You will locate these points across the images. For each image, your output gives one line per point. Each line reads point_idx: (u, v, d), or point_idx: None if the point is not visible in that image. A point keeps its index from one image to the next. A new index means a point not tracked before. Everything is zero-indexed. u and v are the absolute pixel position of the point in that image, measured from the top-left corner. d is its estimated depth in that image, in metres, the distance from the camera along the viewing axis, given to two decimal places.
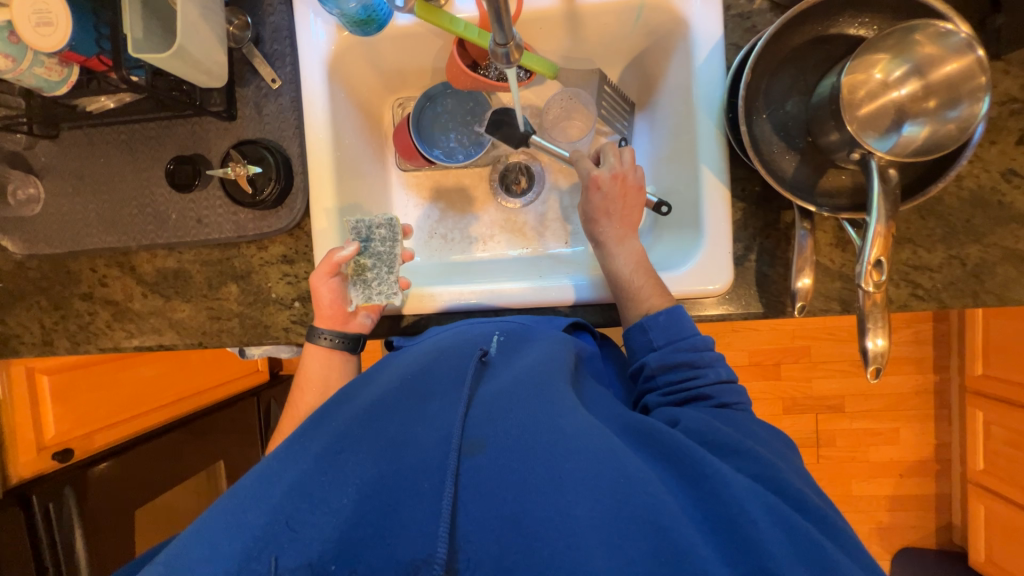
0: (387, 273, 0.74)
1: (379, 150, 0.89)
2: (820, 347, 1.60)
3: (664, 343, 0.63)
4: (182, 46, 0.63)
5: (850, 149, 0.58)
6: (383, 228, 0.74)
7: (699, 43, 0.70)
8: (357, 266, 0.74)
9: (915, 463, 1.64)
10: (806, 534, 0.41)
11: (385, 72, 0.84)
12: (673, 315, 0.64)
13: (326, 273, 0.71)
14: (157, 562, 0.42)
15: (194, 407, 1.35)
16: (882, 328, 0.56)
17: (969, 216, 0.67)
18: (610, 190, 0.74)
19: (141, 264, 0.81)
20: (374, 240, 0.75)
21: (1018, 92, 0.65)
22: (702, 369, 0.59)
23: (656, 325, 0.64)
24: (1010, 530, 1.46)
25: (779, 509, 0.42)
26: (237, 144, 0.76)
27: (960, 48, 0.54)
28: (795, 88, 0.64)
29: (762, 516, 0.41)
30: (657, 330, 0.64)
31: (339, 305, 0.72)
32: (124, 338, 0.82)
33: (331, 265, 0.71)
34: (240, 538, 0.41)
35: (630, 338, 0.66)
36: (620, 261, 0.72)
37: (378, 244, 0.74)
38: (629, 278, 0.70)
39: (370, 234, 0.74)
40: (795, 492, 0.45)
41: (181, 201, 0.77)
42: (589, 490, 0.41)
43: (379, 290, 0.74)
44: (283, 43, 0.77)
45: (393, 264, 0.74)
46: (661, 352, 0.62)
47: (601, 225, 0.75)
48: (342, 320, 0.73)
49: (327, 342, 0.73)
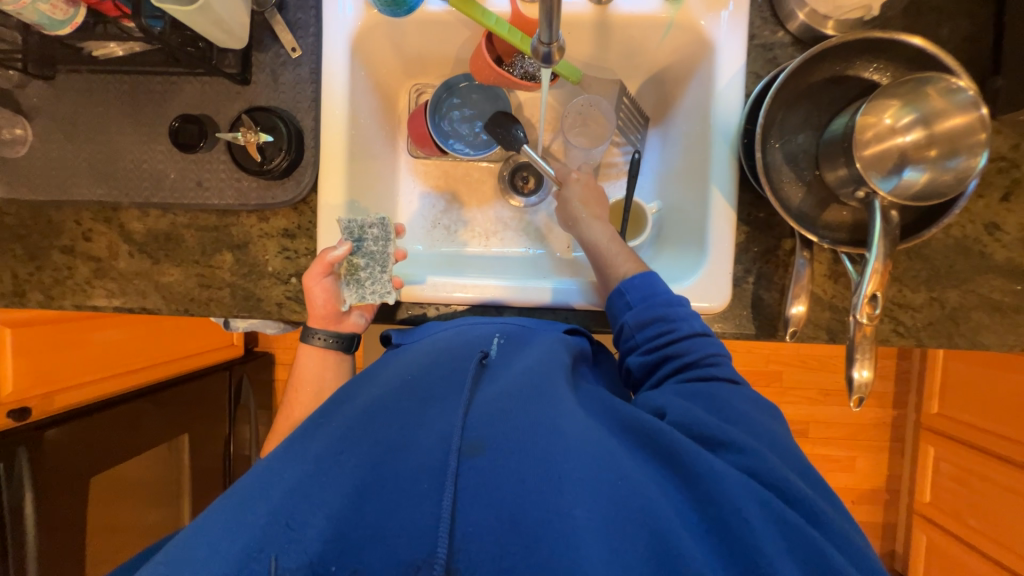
0: (381, 272, 0.72)
1: (391, 134, 0.87)
2: (792, 373, 1.66)
3: (640, 302, 0.65)
4: (208, 2, 0.61)
5: (856, 186, 0.61)
6: (375, 228, 0.73)
7: (722, 67, 0.72)
8: (349, 266, 0.73)
9: (867, 491, 1.73)
10: (797, 527, 0.42)
11: (407, 55, 0.83)
12: (647, 277, 0.67)
13: (320, 272, 0.71)
14: (157, 562, 0.41)
15: (155, 378, 1.31)
16: (868, 359, 0.59)
17: (952, 262, 0.71)
18: (584, 182, 0.80)
19: (130, 222, 0.78)
20: (366, 239, 0.73)
21: (1007, 151, 0.70)
22: (676, 324, 0.61)
23: (632, 287, 0.66)
24: (948, 560, 1.55)
25: (772, 505, 0.43)
26: (248, 109, 0.73)
27: (966, 105, 0.57)
28: (808, 123, 0.67)
29: (754, 514, 0.42)
30: (633, 291, 0.66)
31: (332, 305, 0.72)
32: (103, 298, 0.78)
33: (324, 265, 0.70)
34: (239, 539, 0.41)
35: (611, 304, 0.68)
36: (595, 231, 0.76)
37: (371, 243, 0.73)
38: (607, 247, 0.74)
39: (362, 233, 0.72)
40: (796, 494, 0.45)
41: (182, 161, 0.74)
42: (587, 492, 0.42)
43: (372, 290, 0.72)
44: (308, 12, 0.75)
45: (387, 263, 0.72)
46: (637, 311, 0.64)
47: (575, 207, 0.78)
48: (334, 319, 0.73)
49: (320, 343, 0.73)
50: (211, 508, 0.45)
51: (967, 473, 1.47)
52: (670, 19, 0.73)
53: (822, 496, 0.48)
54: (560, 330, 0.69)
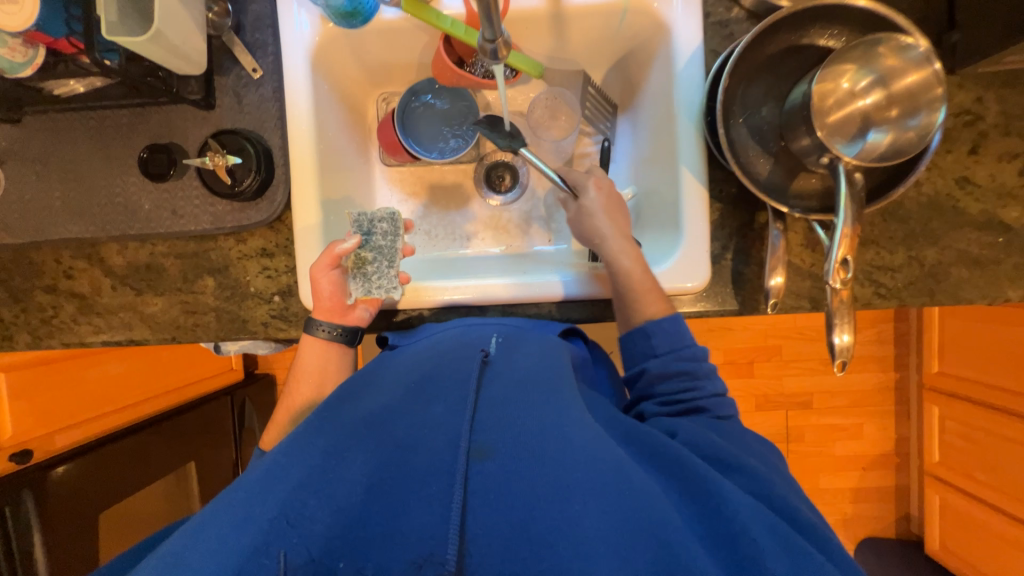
0: (387, 267, 0.73)
1: (363, 145, 0.88)
2: (791, 346, 1.66)
3: (666, 351, 0.64)
4: (159, 31, 0.61)
5: (820, 153, 0.61)
6: (385, 223, 0.73)
7: (680, 48, 0.72)
8: (357, 260, 0.73)
9: (877, 456, 1.73)
10: (805, 550, 0.42)
11: (369, 65, 0.83)
12: (676, 325, 0.65)
13: (327, 264, 0.70)
14: (157, 557, 0.42)
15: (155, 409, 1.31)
16: (847, 323, 0.59)
17: (927, 220, 0.71)
18: (607, 193, 0.73)
19: (110, 256, 0.78)
20: (375, 234, 0.74)
21: (970, 104, 0.70)
22: (701, 381, 0.62)
23: (660, 332, 0.64)
24: (961, 518, 1.55)
25: (781, 530, 0.43)
26: (216, 133, 0.74)
27: (920, 61, 0.57)
28: (770, 95, 0.67)
29: (764, 537, 0.42)
30: (660, 336, 0.64)
31: (339, 297, 0.71)
32: (90, 333, 0.79)
33: (333, 257, 0.70)
34: (249, 532, 0.41)
35: (631, 344, 0.67)
36: (624, 261, 0.69)
37: (380, 238, 0.73)
38: (634, 278, 0.68)
39: (371, 228, 0.73)
40: (799, 515, 0.46)
41: (154, 191, 0.75)
42: (595, 498, 0.43)
43: (379, 284, 0.73)
44: (265, 32, 0.75)
45: (394, 258, 0.73)
46: (662, 360, 0.64)
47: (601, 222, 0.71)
48: (341, 312, 0.72)
49: (325, 335, 0.72)
50: (222, 496, 0.47)
51: (973, 429, 1.48)
52: (625, 5, 0.73)
53: (799, 497, 0.52)
54: (553, 333, 0.70)
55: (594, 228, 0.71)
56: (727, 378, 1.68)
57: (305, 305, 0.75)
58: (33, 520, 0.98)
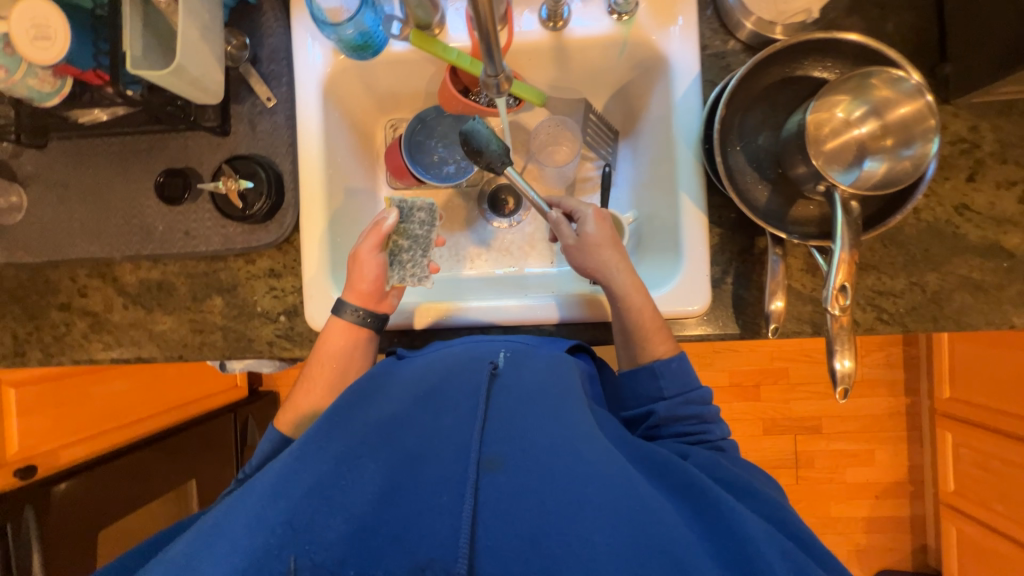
0: (421, 256, 0.76)
1: (370, 169, 0.91)
2: (798, 369, 1.64)
3: (674, 394, 0.64)
4: (181, 65, 0.64)
5: (816, 182, 0.62)
6: (423, 212, 0.76)
7: (678, 79, 0.74)
8: (391, 245, 0.74)
9: (890, 484, 1.68)
10: None
11: (379, 94, 0.86)
12: (684, 366, 0.65)
13: (374, 244, 0.72)
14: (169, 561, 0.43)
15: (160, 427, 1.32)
16: (848, 349, 0.60)
17: (927, 245, 0.71)
18: (608, 225, 0.73)
19: (123, 275, 0.80)
20: (412, 222, 0.76)
21: (966, 133, 0.71)
22: (709, 426, 0.62)
23: (670, 372, 0.65)
24: (979, 551, 1.49)
25: (797, 558, 0.42)
26: (230, 158, 0.76)
27: (911, 94, 0.58)
28: (767, 124, 0.69)
29: (777, 559, 0.41)
30: (668, 377, 0.64)
31: (379, 282, 0.72)
32: (100, 350, 0.80)
33: (378, 237, 0.72)
34: (264, 535, 0.42)
35: (640, 382, 0.66)
36: (635, 299, 0.68)
37: (416, 226, 0.76)
38: (644, 317, 0.68)
39: (411, 215, 0.75)
40: (804, 537, 0.46)
41: (169, 213, 0.77)
42: (607, 514, 0.43)
43: (413, 272, 0.75)
44: (281, 63, 0.79)
45: (429, 247, 0.76)
46: (670, 403, 0.63)
47: (609, 258, 0.70)
48: (376, 298, 0.72)
49: (354, 318, 0.71)
50: (240, 495, 0.49)
51: (988, 458, 1.43)
52: (624, 38, 0.76)
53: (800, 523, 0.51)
54: (562, 350, 0.68)
55: (599, 262, 0.70)
56: (733, 401, 1.66)
57: (311, 325, 0.77)
58: (33, 537, 0.98)
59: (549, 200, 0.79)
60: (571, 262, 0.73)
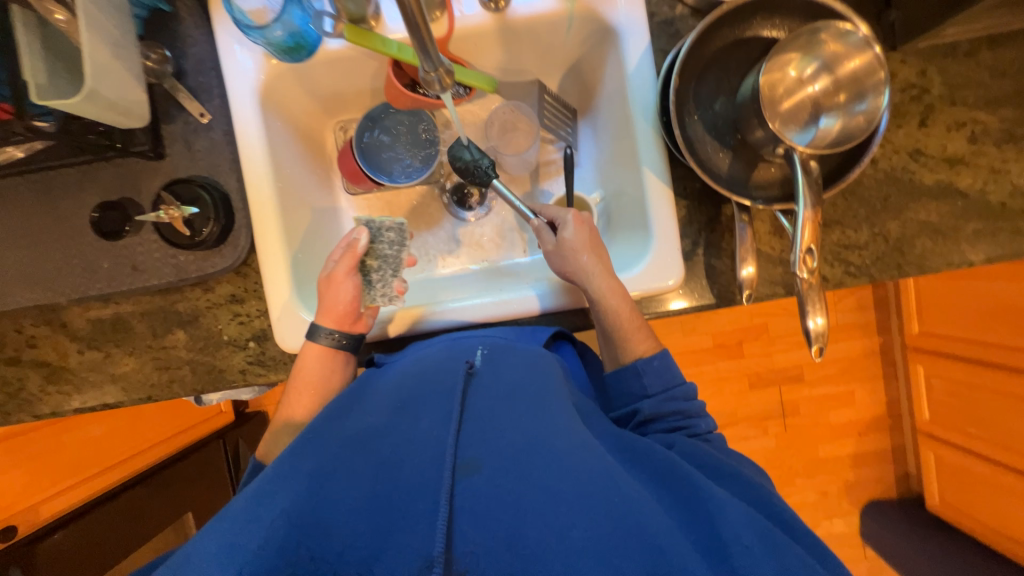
0: (392, 275, 0.73)
1: (324, 176, 0.87)
2: (777, 323, 1.69)
3: (658, 391, 0.64)
4: (93, 89, 0.58)
5: (775, 144, 0.62)
6: (392, 232, 0.74)
7: (629, 51, 0.72)
8: (361, 266, 0.73)
9: (871, 420, 1.76)
10: (797, 558, 0.42)
11: (322, 96, 0.82)
12: (665, 361, 0.66)
13: (350, 267, 0.70)
14: None
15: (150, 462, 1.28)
16: (820, 307, 0.61)
17: (886, 195, 0.73)
18: (585, 232, 0.71)
19: (73, 320, 0.76)
20: (381, 241, 0.73)
21: (915, 78, 0.72)
22: (693, 420, 0.63)
23: (652, 369, 0.65)
24: (957, 472, 1.57)
25: (772, 536, 0.43)
26: (169, 183, 0.72)
27: (860, 45, 0.58)
28: (721, 89, 0.68)
29: (754, 541, 0.42)
30: (651, 375, 0.65)
31: (354, 304, 0.70)
32: (61, 402, 0.76)
33: (353, 258, 0.71)
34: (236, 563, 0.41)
35: (623, 383, 0.66)
36: (613, 300, 0.67)
37: (386, 246, 0.73)
38: (623, 319, 0.67)
39: (380, 235, 0.73)
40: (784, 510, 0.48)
41: (111, 249, 0.72)
42: (582, 510, 0.43)
43: (382, 291, 0.73)
44: (209, 75, 0.74)
45: (399, 267, 0.74)
46: (654, 400, 0.64)
47: (585, 262, 0.68)
48: (351, 319, 0.70)
49: (329, 341, 0.69)
50: (213, 524, 0.47)
51: (958, 384, 1.51)
52: (569, 12, 0.73)
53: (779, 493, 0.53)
54: (540, 344, 0.67)
55: (576, 267, 0.69)
56: (718, 361, 1.70)
57: (284, 347, 0.73)
58: None
59: (533, 206, 0.78)
60: (553, 268, 0.72)
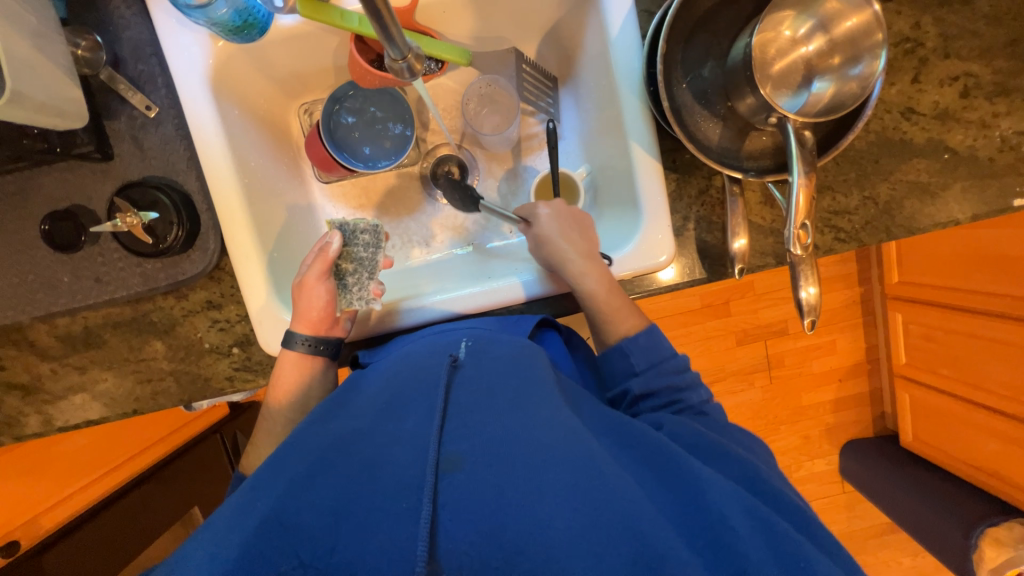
0: (368, 277, 0.70)
1: (293, 165, 0.81)
2: (762, 280, 1.72)
3: (646, 367, 0.66)
4: (16, 90, 0.51)
5: (768, 114, 0.59)
6: (367, 234, 0.72)
7: (611, 13, 0.67)
8: (337, 271, 0.71)
9: (851, 367, 1.83)
10: (785, 536, 0.44)
11: (280, 78, 0.75)
12: (661, 351, 0.66)
13: (321, 273, 0.68)
14: None
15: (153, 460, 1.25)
16: (812, 278, 0.61)
17: (877, 156, 0.71)
18: (560, 213, 0.71)
19: (41, 338, 0.72)
20: (356, 245, 0.71)
21: (909, 31, 0.70)
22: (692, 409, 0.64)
23: (639, 348, 0.66)
24: (929, 411, 1.66)
25: (757, 513, 0.45)
26: (122, 187, 0.66)
27: (859, 4, 0.55)
28: (711, 53, 0.64)
29: (740, 521, 0.44)
30: (647, 364, 0.65)
31: (329, 308, 0.67)
32: (42, 422, 0.73)
33: (324, 263, 0.68)
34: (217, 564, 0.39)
35: (612, 363, 0.68)
36: (592, 282, 0.67)
37: (361, 248, 0.71)
38: (604, 300, 0.67)
39: (353, 239, 0.71)
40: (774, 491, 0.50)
41: (69, 261, 0.67)
42: (568, 499, 0.43)
43: (359, 295, 0.70)
44: (150, 61, 0.67)
45: (376, 269, 0.71)
46: (643, 378, 0.65)
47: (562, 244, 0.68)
48: (328, 324, 0.68)
49: (305, 348, 0.67)
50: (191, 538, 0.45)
51: (934, 329, 1.57)
52: None
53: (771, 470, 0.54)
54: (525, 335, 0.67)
55: (552, 248, 0.68)
56: (706, 321, 1.73)
57: (268, 351, 0.71)
58: None
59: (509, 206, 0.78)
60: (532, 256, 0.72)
